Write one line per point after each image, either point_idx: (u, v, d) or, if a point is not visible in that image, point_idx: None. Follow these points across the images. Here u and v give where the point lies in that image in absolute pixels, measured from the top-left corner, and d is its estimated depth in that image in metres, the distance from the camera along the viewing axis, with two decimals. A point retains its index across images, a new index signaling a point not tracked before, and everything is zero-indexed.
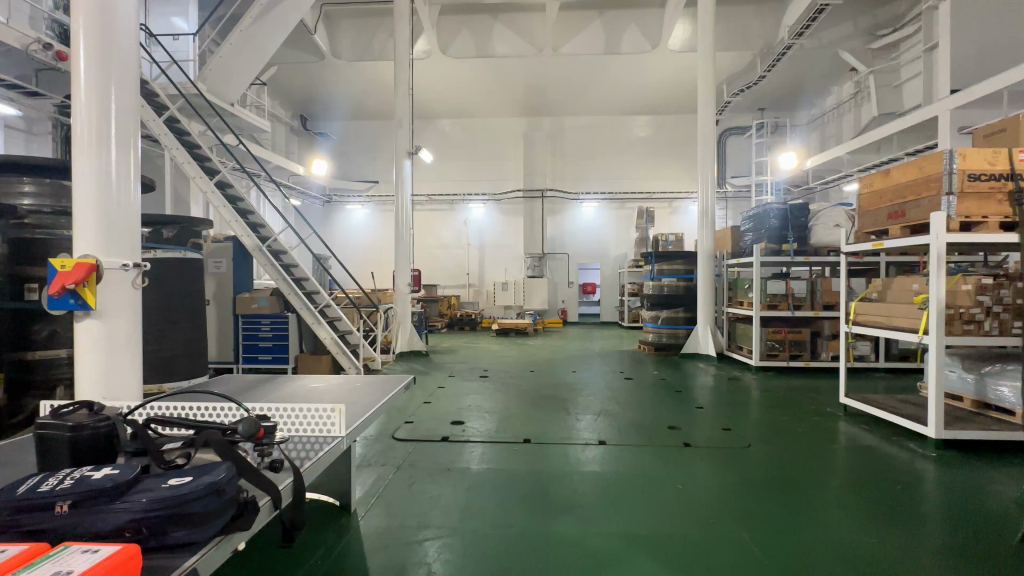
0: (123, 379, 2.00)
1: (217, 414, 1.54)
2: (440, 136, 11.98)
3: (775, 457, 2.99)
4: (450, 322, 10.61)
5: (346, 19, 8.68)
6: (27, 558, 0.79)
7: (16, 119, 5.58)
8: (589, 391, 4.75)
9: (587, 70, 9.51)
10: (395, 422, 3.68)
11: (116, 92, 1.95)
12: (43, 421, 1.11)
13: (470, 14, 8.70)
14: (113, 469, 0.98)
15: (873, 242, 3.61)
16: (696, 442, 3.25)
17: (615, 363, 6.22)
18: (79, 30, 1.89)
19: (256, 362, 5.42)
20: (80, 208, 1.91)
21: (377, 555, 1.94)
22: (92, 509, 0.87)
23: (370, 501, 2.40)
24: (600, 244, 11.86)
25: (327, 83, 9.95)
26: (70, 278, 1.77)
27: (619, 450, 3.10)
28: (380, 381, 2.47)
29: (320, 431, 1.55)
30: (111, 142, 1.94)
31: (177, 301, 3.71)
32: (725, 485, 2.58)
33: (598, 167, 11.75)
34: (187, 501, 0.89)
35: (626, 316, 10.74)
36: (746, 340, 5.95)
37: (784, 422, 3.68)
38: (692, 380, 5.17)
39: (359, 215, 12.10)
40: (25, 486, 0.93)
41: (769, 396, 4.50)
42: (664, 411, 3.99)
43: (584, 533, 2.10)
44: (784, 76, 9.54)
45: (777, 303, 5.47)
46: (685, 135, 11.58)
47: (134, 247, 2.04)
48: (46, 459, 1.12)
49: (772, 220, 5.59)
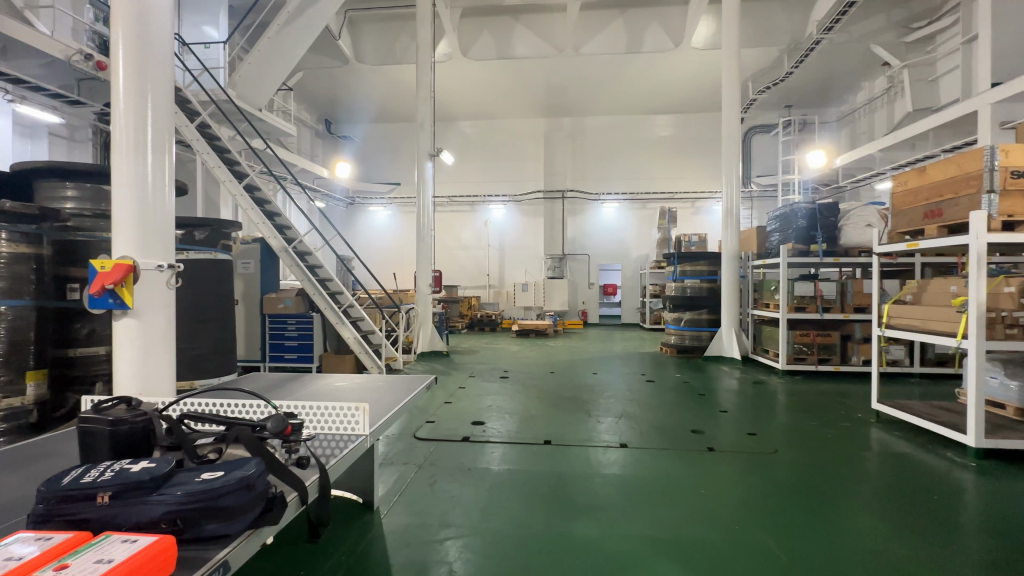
0: (158, 376, 2.07)
1: (247, 410, 1.59)
2: (461, 138, 12.07)
3: (802, 462, 2.92)
4: (470, 323, 10.66)
5: (369, 24, 8.85)
6: (71, 546, 0.83)
7: (59, 126, 5.90)
8: (611, 392, 4.72)
9: (608, 70, 9.46)
10: (416, 421, 3.71)
11: (152, 100, 2.03)
12: (85, 415, 1.17)
13: (491, 16, 8.75)
14: (150, 463, 1.02)
15: (907, 242, 3.48)
16: (719, 446, 3.19)
17: (636, 365, 6.16)
18: (118, 41, 1.97)
19: (281, 361, 5.56)
20: (118, 211, 1.99)
21: (399, 552, 1.97)
22: (131, 501, 0.91)
23: (393, 500, 2.43)
24: (621, 244, 11.75)
25: (351, 87, 10.16)
26: (109, 278, 1.85)
27: (640, 453, 3.07)
28: (401, 381, 2.50)
29: (344, 429, 1.57)
30: (148, 147, 2.02)
31: (208, 301, 3.84)
32: (750, 490, 2.53)
33: (620, 167, 11.62)
34: (219, 495, 0.92)
35: (647, 318, 10.60)
36: (772, 343, 5.81)
37: (812, 427, 3.58)
38: (715, 383, 5.08)
39: (381, 217, 12.29)
40: (68, 477, 0.97)
41: (796, 400, 4.38)
42: (687, 414, 3.93)
43: (606, 536, 2.08)
44: (812, 72, 9.28)
45: (804, 305, 5.34)
46: (708, 133, 11.39)
47: (169, 248, 2.11)
48: (87, 451, 1.17)
49: (800, 220, 5.43)
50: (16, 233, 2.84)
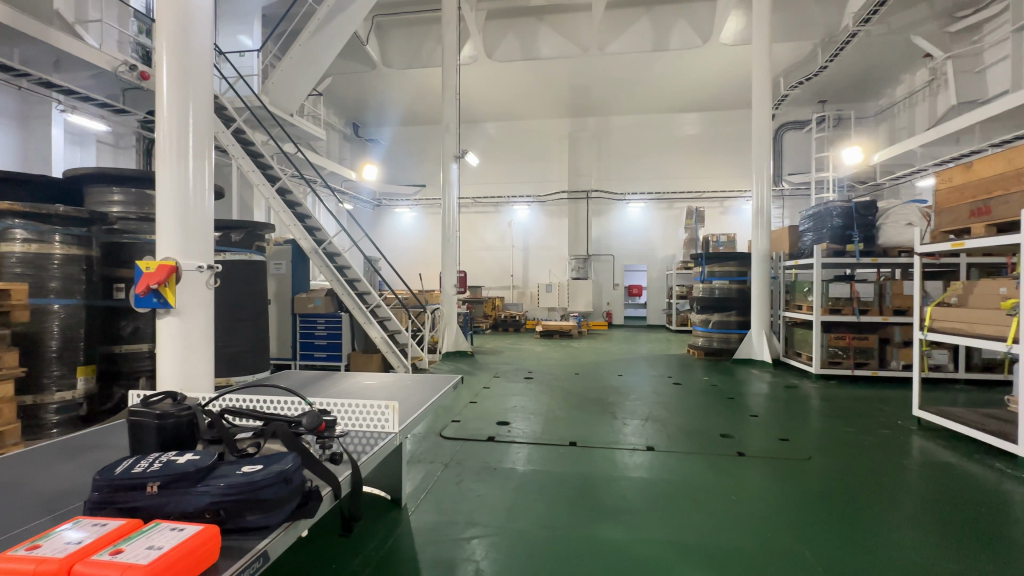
0: (198, 373, 2.16)
1: (283, 407, 1.64)
2: (486, 139, 12.13)
3: (837, 469, 2.82)
4: (495, 323, 10.71)
5: (396, 28, 9.02)
6: (124, 532, 0.87)
7: (106, 134, 6.24)
8: (636, 394, 4.66)
9: (635, 68, 9.36)
10: (442, 420, 3.75)
11: (193, 107, 2.11)
12: (134, 408, 1.23)
13: (516, 18, 8.80)
14: (195, 455, 1.06)
15: (952, 242, 3.31)
16: (750, 451, 3.11)
17: (662, 367, 6.06)
18: (162, 52, 2.07)
19: (312, 359, 5.71)
20: (161, 214, 2.09)
21: (427, 548, 2.00)
22: (177, 491, 0.95)
23: (420, 497, 2.46)
24: (647, 244, 11.59)
25: (378, 92, 10.36)
26: (153, 278, 1.94)
27: (667, 456, 3.02)
28: (428, 380, 2.53)
29: (375, 427, 1.61)
30: (189, 152, 2.11)
31: (243, 301, 3.98)
32: (782, 497, 2.46)
33: (646, 167, 11.47)
34: (258, 488, 0.96)
35: (673, 319, 10.42)
36: (805, 346, 5.62)
37: (848, 434, 3.46)
38: (745, 387, 4.94)
39: (407, 218, 12.47)
40: (121, 467, 1.02)
41: (831, 406, 4.23)
42: (716, 418, 3.84)
43: (631, 539, 2.06)
44: (848, 65, 8.95)
45: (839, 306, 5.17)
46: (737, 131, 11.13)
47: (207, 249, 2.20)
48: (137, 442, 1.23)
49: (834, 219, 5.25)
50: (68, 235, 3.00)
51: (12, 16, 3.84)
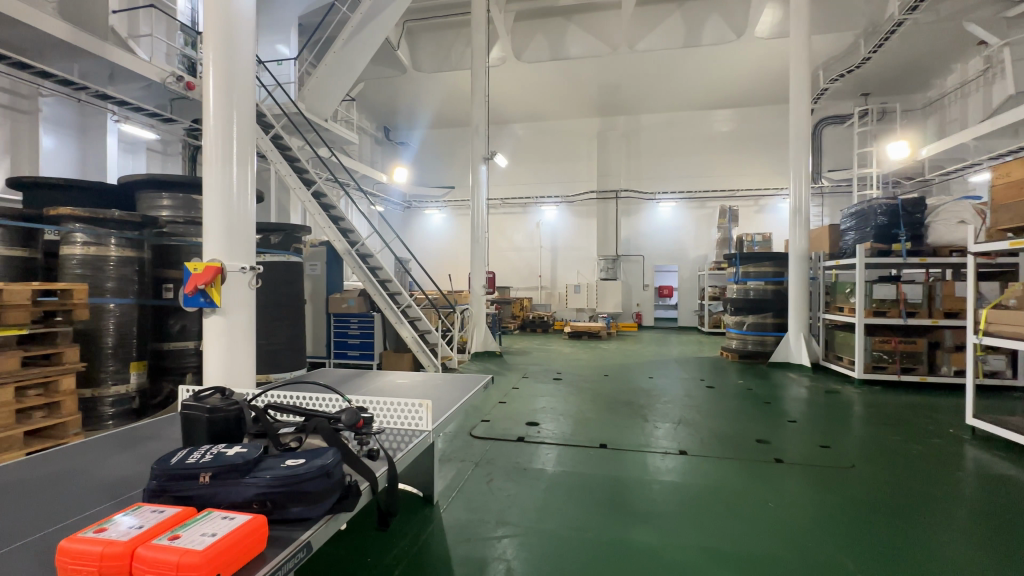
0: (240, 369, 2.25)
1: (322, 403, 1.70)
2: (514, 141, 12.16)
3: (883, 479, 2.69)
4: (523, 324, 10.73)
5: (426, 33, 9.16)
6: (180, 519, 0.92)
7: (155, 142, 6.60)
8: (668, 397, 4.58)
9: (666, 65, 9.20)
10: (472, 420, 3.79)
11: (237, 115, 2.21)
12: (187, 402, 1.29)
13: (545, 18, 8.81)
14: (243, 448, 1.11)
15: (1010, 240, 3.12)
16: (788, 458, 3.01)
17: (694, 370, 5.93)
18: (208, 64, 2.17)
19: (345, 358, 5.87)
20: (208, 218, 2.19)
21: (458, 546, 2.02)
22: (227, 482, 1.00)
23: (451, 495, 2.50)
24: (678, 244, 11.36)
25: (409, 95, 10.54)
26: (201, 279, 2.04)
27: (700, 461, 2.96)
28: (458, 380, 2.56)
29: (409, 425, 1.65)
30: (233, 159, 2.21)
31: (281, 301, 4.13)
32: (821, 506, 2.37)
33: (677, 165, 11.25)
34: (302, 481, 1.00)
35: (706, 321, 10.16)
36: (846, 350, 5.40)
37: (894, 442, 3.30)
38: (781, 391, 4.79)
39: (436, 220, 12.62)
40: (175, 457, 1.08)
41: (875, 412, 4.05)
42: (752, 423, 3.73)
43: (665, 544, 2.03)
44: (893, 56, 8.54)
45: (884, 309, 4.94)
46: (772, 128, 10.79)
47: (250, 251, 2.29)
48: (189, 434, 1.30)
49: (879, 216, 5.01)
50: (123, 238, 3.18)
51: (72, 34, 4.11)
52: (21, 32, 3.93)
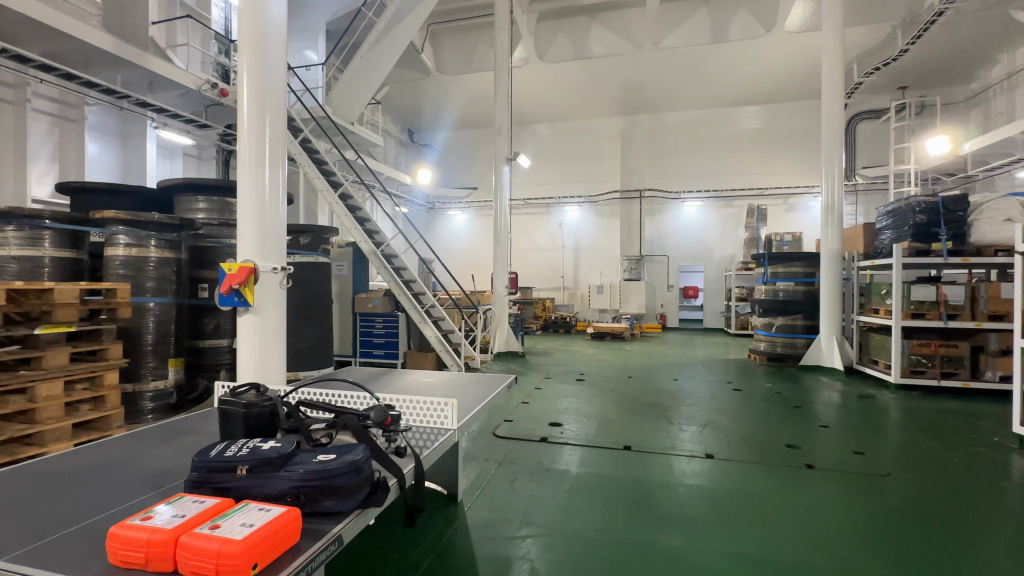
0: (272, 366, 2.32)
1: (351, 400, 1.74)
2: (537, 141, 12.14)
3: (922, 488, 2.59)
4: (545, 324, 10.72)
5: (449, 35, 9.26)
6: (218, 510, 0.96)
7: (192, 148, 6.86)
8: (693, 400, 4.50)
9: (692, 62, 9.06)
10: (495, 419, 3.81)
11: (269, 120, 2.28)
12: (225, 397, 1.35)
13: (568, 17, 8.79)
14: (278, 443, 1.15)
15: None
16: (820, 463, 2.92)
17: (721, 372, 5.81)
18: (243, 71, 2.25)
19: (371, 356, 5.98)
20: (242, 220, 2.27)
21: (483, 545, 2.04)
22: (263, 475, 1.04)
23: (475, 494, 2.52)
24: (703, 245, 11.13)
25: (433, 97, 10.67)
26: (235, 279, 2.11)
27: (728, 465, 2.90)
28: (482, 379, 2.58)
29: (435, 423, 1.67)
30: (266, 163, 2.28)
31: (310, 300, 4.23)
32: (855, 514, 2.30)
33: (703, 164, 11.04)
34: (334, 475, 1.03)
35: (733, 323, 9.93)
36: (882, 353, 5.20)
37: (934, 450, 3.16)
38: (813, 395, 4.65)
39: (459, 220, 12.71)
40: (214, 451, 1.13)
41: (914, 419, 3.89)
42: (781, 428, 3.64)
43: (691, 549, 2.00)
44: (933, 47, 8.20)
45: (923, 311, 4.73)
46: (803, 124, 10.49)
47: (281, 252, 2.36)
48: (227, 428, 1.35)
49: (918, 215, 4.80)
50: (162, 240, 3.31)
51: (115, 45, 4.31)
52: (69, 44, 4.15)
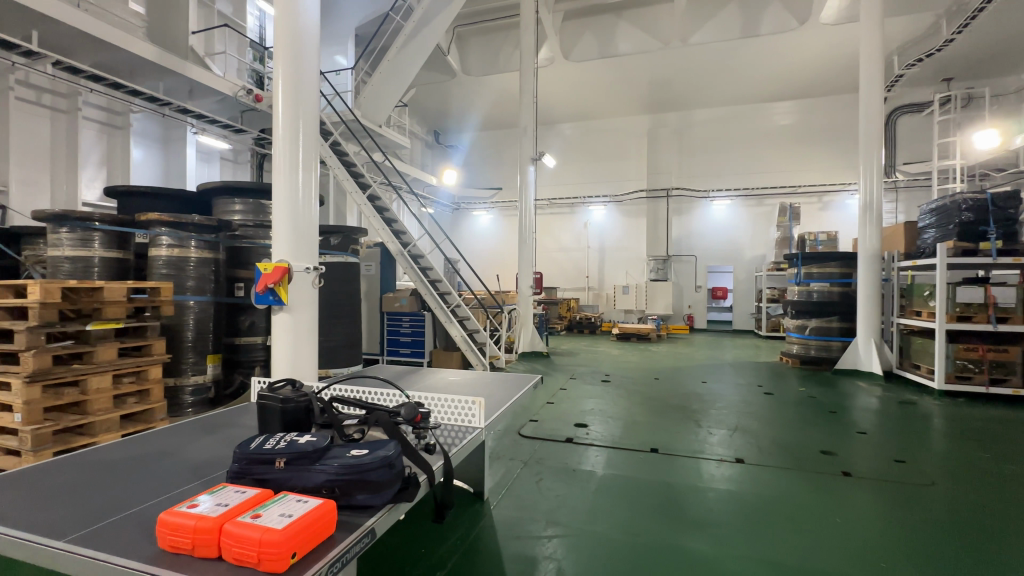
0: (304, 362, 2.39)
1: (381, 398, 1.78)
2: (563, 141, 12.09)
3: (969, 499, 2.46)
4: (569, 325, 10.67)
5: (475, 37, 9.37)
6: (259, 501, 1.00)
7: (228, 152, 7.14)
8: (722, 403, 4.41)
9: (721, 60, 8.90)
10: (520, 419, 3.82)
11: (303, 125, 2.35)
12: (263, 392, 1.40)
13: (594, 15, 8.86)
14: (313, 437, 1.19)
15: None
16: (857, 471, 2.82)
17: (751, 375, 5.67)
18: (278, 77, 2.33)
19: (397, 355, 6.08)
20: (277, 221, 2.34)
21: (509, 543, 2.05)
22: (300, 468, 1.07)
23: (501, 493, 2.53)
24: (732, 244, 10.86)
25: (459, 99, 10.79)
26: (270, 278, 2.20)
27: (759, 471, 2.82)
28: (508, 378, 2.60)
29: (463, 421, 1.69)
30: (299, 165, 2.35)
31: (340, 300, 4.33)
32: (895, 524, 2.21)
33: (733, 162, 10.77)
34: (367, 470, 1.05)
35: (764, 325, 9.66)
36: (925, 358, 4.98)
37: (982, 460, 3.00)
38: (849, 400, 4.49)
39: (484, 221, 12.78)
40: (254, 443, 1.17)
41: (959, 426, 3.70)
42: (815, 433, 3.53)
43: (721, 554, 1.96)
44: (981, 36, 7.82)
45: (970, 314, 4.53)
46: (839, 120, 10.13)
47: (313, 252, 2.42)
48: (264, 422, 1.40)
49: (964, 213, 4.56)
50: (201, 240, 3.45)
51: (159, 55, 4.52)
52: (117, 55, 4.38)
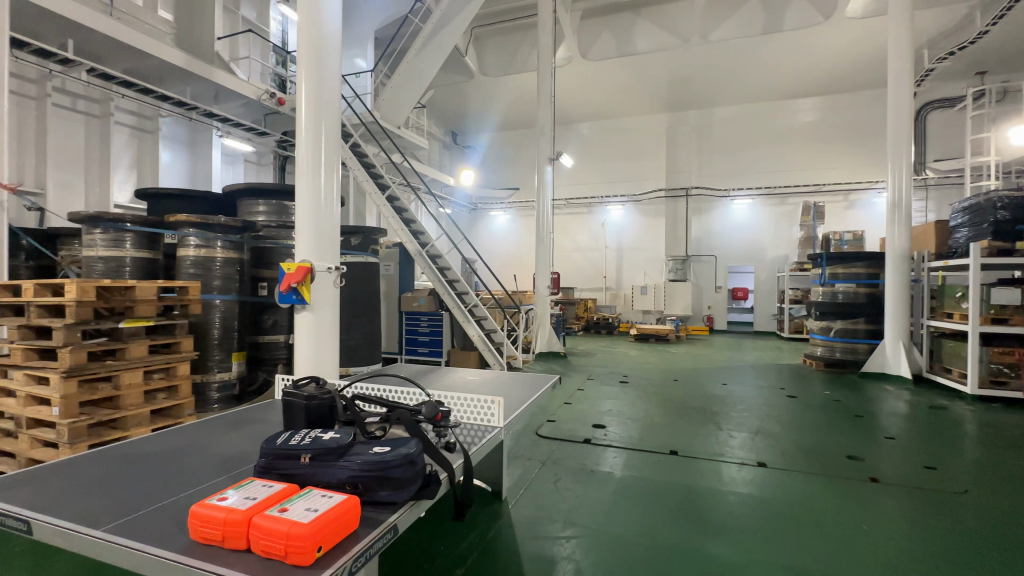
0: (326, 360, 2.43)
1: (402, 396, 1.80)
2: (581, 140, 12.02)
3: (1003, 508, 2.38)
4: (586, 325, 10.64)
5: (493, 37, 9.42)
6: (285, 495, 1.02)
7: (251, 154, 7.31)
8: (743, 405, 4.33)
9: (741, 57, 8.78)
10: (538, 419, 3.82)
11: (325, 127, 2.39)
12: (287, 389, 1.43)
13: (612, 14, 8.86)
14: (337, 433, 1.21)
15: None
16: (885, 477, 2.74)
17: (773, 377, 5.55)
18: (301, 80, 2.37)
19: (416, 354, 6.14)
20: (300, 221, 2.39)
21: (528, 543, 2.05)
22: (324, 463, 1.10)
23: (519, 492, 2.53)
24: (753, 244, 10.67)
25: (477, 100, 10.85)
26: (293, 277, 2.25)
27: (781, 475, 2.77)
28: (526, 377, 2.60)
29: (483, 420, 1.70)
30: (322, 166, 2.39)
31: (360, 299, 4.39)
32: (925, 533, 2.14)
33: (755, 160, 10.58)
34: (389, 467, 1.07)
35: (786, 326, 9.47)
36: (957, 361, 4.81)
37: (1017, 468, 2.88)
38: (876, 404, 4.36)
39: (501, 221, 12.81)
40: (280, 439, 1.20)
41: (993, 433, 3.57)
42: (841, 437, 3.44)
43: (741, 559, 1.93)
44: (1016, 28, 7.53)
45: (1005, 316, 4.37)
46: (866, 116, 9.85)
47: (335, 252, 2.46)
48: (289, 417, 1.43)
49: (999, 212, 4.40)
50: (227, 240, 3.54)
51: (187, 60, 4.66)
52: (147, 62, 4.53)
